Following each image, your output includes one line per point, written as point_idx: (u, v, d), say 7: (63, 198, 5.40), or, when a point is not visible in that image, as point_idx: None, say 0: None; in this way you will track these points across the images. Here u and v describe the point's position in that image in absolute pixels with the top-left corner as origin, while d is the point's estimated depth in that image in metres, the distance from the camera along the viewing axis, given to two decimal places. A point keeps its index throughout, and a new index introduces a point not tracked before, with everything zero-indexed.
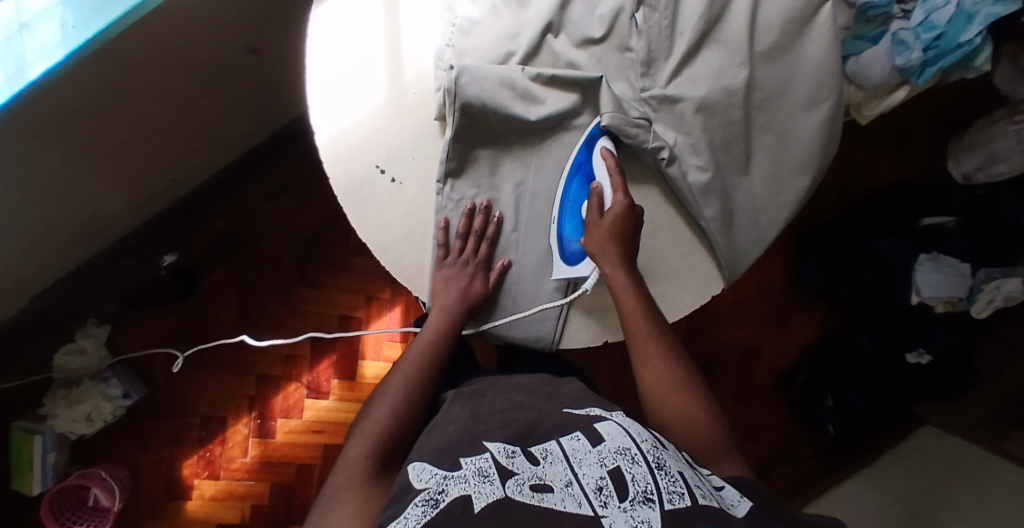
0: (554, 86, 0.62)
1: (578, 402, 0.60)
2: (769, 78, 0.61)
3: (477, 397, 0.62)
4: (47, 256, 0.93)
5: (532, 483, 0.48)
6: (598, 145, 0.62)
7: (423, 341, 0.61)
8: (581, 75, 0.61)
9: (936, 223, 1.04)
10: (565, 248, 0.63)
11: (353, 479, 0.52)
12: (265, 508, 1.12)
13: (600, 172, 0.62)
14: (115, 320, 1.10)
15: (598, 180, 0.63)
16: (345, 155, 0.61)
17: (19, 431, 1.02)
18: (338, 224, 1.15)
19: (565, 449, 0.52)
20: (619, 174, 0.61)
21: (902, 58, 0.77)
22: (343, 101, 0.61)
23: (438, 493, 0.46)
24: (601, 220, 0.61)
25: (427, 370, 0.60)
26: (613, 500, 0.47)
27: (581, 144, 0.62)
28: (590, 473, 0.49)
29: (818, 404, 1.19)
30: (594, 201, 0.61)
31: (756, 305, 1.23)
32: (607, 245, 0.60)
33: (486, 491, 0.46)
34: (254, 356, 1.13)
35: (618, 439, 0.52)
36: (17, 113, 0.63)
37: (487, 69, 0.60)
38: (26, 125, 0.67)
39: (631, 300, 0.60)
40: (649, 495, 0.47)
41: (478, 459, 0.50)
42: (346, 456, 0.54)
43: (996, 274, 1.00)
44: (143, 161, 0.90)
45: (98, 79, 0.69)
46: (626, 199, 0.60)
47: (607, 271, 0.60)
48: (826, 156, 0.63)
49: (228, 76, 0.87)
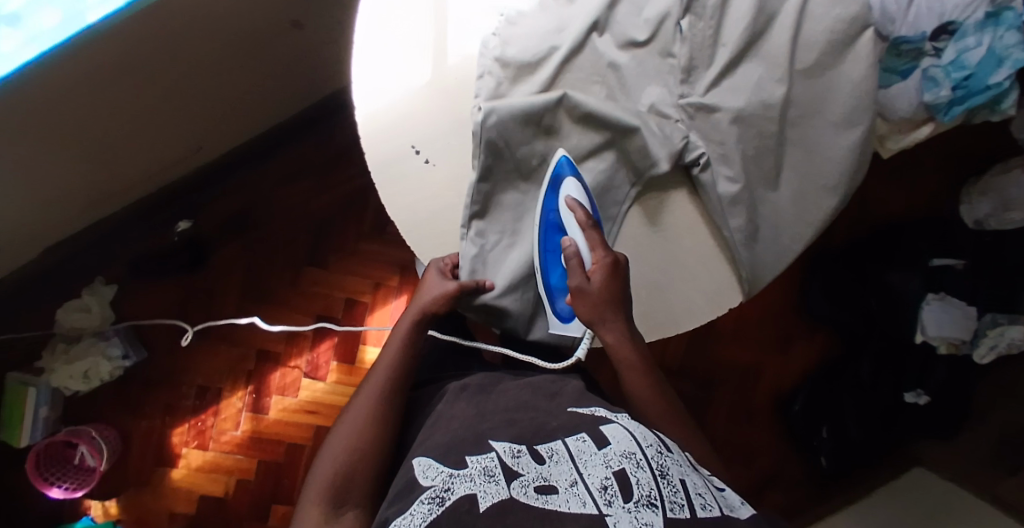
0: (587, 123, 0.62)
1: (582, 401, 0.60)
2: (805, 95, 0.63)
3: (485, 395, 0.61)
4: (66, 210, 0.93)
5: (537, 484, 0.48)
6: (564, 191, 0.61)
7: (382, 374, 0.60)
8: (614, 115, 0.62)
9: (944, 264, 1.06)
10: (557, 307, 0.63)
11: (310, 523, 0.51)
12: (252, 484, 1.12)
13: (571, 225, 0.61)
14: (123, 281, 1.10)
15: (570, 232, 0.61)
16: (383, 132, 0.62)
17: (14, 383, 1.02)
18: (354, 206, 1.15)
19: (570, 449, 0.52)
20: (593, 229, 0.60)
21: (931, 95, 0.78)
22: (386, 77, 0.61)
23: (444, 490, 0.47)
24: (588, 283, 0.59)
25: (389, 396, 0.59)
26: (618, 500, 0.47)
27: (547, 190, 0.61)
28: (596, 473, 0.49)
29: (813, 434, 1.18)
30: (575, 260, 0.59)
31: (759, 329, 1.24)
32: (602, 312, 0.59)
33: (492, 490, 0.47)
34: (256, 330, 1.13)
35: (624, 443, 0.52)
36: (67, 61, 0.64)
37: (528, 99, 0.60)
38: (69, 73, 0.67)
39: (631, 367, 0.59)
40: (653, 500, 0.47)
41: (484, 458, 0.50)
42: (306, 497, 0.53)
43: (1001, 320, 1.02)
44: (172, 127, 0.90)
45: (143, 36, 0.70)
46: (608, 256, 0.59)
47: (610, 338, 0.59)
48: (856, 176, 0.64)
49: (267, 50, 0.88)
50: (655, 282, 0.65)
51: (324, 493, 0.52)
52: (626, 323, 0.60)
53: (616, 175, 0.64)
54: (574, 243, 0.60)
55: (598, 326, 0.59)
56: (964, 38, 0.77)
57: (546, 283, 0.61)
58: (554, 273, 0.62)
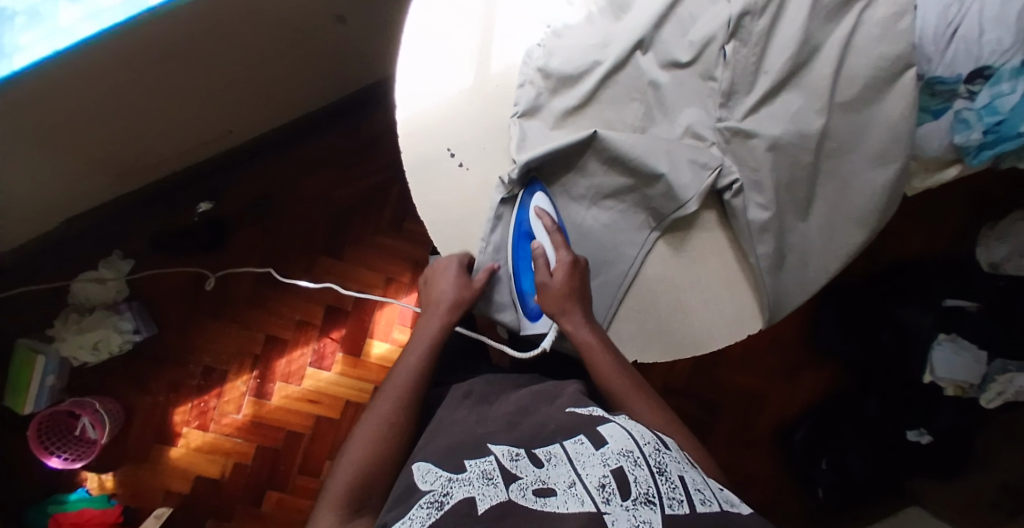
0: (614, 167, 0.63)
1: (579, 402, 0.59)
2: (843, 129, 0.63)
3: (484, 403, 0.62)
4: (91, 181, 0.94)
5: (535, 487, 0.47)
6: (535, 203, 0.62)
7: (400, 380, 0.59)
8: (641, 152, 0.61)
9: (958, 305, 1.07)
10: (529, 307, 0.64)
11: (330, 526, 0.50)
12: (248, 468, 1.12)
13: (538, 231, 0.62)
14: (139, 256, 1.10)
15: (538, 239, 0.62)
16: (422, 132, 0.62)
17: (23, 349, 1.03)
18: (373, 200, 1.15)
19: (568, 452, 0.51)
20: (558, 232, 0.62)
21: (962, 136, 0.79)
22: (430, 80, 0.62)
23: (443, 495, 0.47)
24: (551, 280, 0.61)
25: (408, 402, 0.58)
26: (615, 499, 0.46)
27: (519, 206, 0.62)
28: (593, 472, 0.48)
29: (812, 464, 1.18)
30: (540, 261, 0.61)
31: (766, 356, 1.24)
32: (564, 303, 0.61)
33: (490, 493, 0.46)
34: (265, 315, 1.13)
35: (621, 441, 0.51)
36: (123, 34, 0.65)
37: (563, 137, 0.62)
38: (115, 49, 0.68)
39: (597, 354, 0.60)
40: (651, 497, 0.46)
41: (482, 461, 0.50)
42: (324, 501, 0.52)
43: (1011, 366, 1.03)
44: (205, 109, 0.91)
45: (194, 19, 0.71)
46: (570, 255, 0.61)
47: (570, 329, 0.61)
48: (886, 212, 0.65)
49: (311, 41, 0.88)
50: (676, 304, 0.65)
51: (343, 497, 0.52)
52: (587, 317, 0.61)
53: (634, 217, 0.65)
54: (542, 247, 0.62)
55: (560, 318, 0.61)
56: (999, 84, 0.77)
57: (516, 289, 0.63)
58: (525, 279, 0.63)
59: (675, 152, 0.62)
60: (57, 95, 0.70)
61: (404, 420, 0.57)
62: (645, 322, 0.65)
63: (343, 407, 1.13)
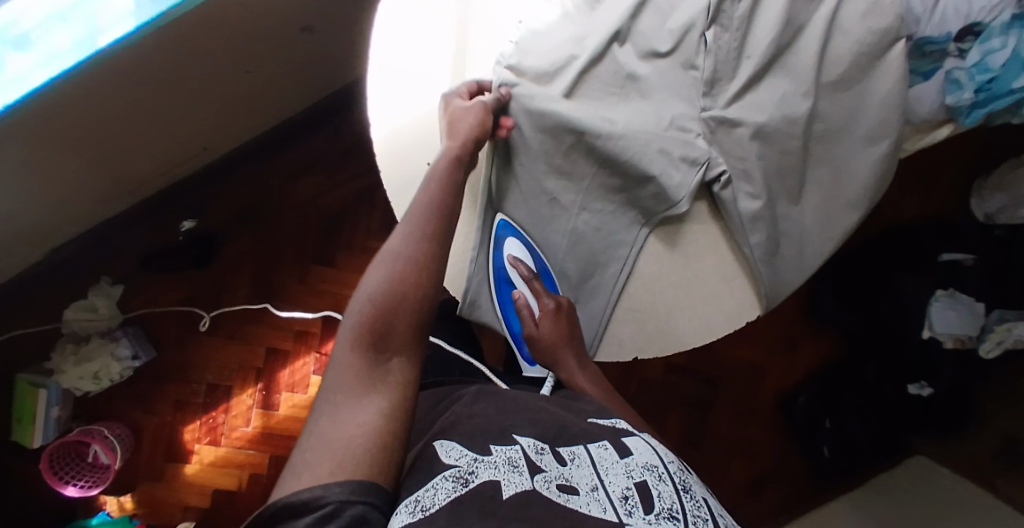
0: (602, 167, 0.61)
1: (601, 413, 0.59)
2: (832, 110, 0.61)
3: (501, 396, 0.59)
4: (69, 211, 0.92)
5: (558, 482, 0.45)
6: (507, 250, 0.63)
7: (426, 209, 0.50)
8: (630, 153, 0.60)
9: (955, 260, 1.06)
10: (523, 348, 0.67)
11: (347, 375, 0.43)
12: (264, 478, 1.12)
13: (516, 280, 0.64)
14: (128, 280, 1.08)
15: (518, 286, 0.64)
16: (400, 149, 0.60)
17: (23, 382, 1.03)
18: (361, 204, 1.13)
19: (592, 455, 0.50)
20: (536, 281, 0.64)
21: (953, 97, 0.76)
22: (403, 93, 0.60)
23: (468, 473, 0.44)
24: (538, 331, 0.64)
25: (431, 239, 0.48)
26: (638, 512, 0.44)
27: (495, 252, 0.62)
28: (617, 482, 0.46)
29: (816, 426, 1.20)
30: (525, 312, 0.64)
31: (766, 324, 1.24)
32: (557, 351, 0.64)
33: (515, 480, 0.43)
34: (264, 328, 1.12)
35: (645, 455, 0.51)
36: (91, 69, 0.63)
37: (552, 126, 0.59)
38: (71, 91, 0.66)
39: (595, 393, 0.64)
40: (674, 513, 0.44)
41: (508, 449, 0.48)
42: (339, 346, 0.44)
43: (1008, 316, 1.03)
44: (175, 131, 0.88)
45: (157, 46, 0.68)
46: (552, 303, 0.64)
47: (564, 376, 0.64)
48: (880, 192, 0.63)
49: (282, 51, 0.85)
50: (674, 300, 0.64)
51: (361, 342, 0.44)
52: (580, 358, 0.64)
53: (623, 216, 0.64)
54: (523, 295, 0.64)
55: (556, 366, 0.65)
56: (990, 40, 0.75)
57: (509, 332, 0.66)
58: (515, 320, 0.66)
59: (662, 146, 0.60)
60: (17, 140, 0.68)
61: (435, 258, 0.48)
62: (642, 322, 0.65)
63: None
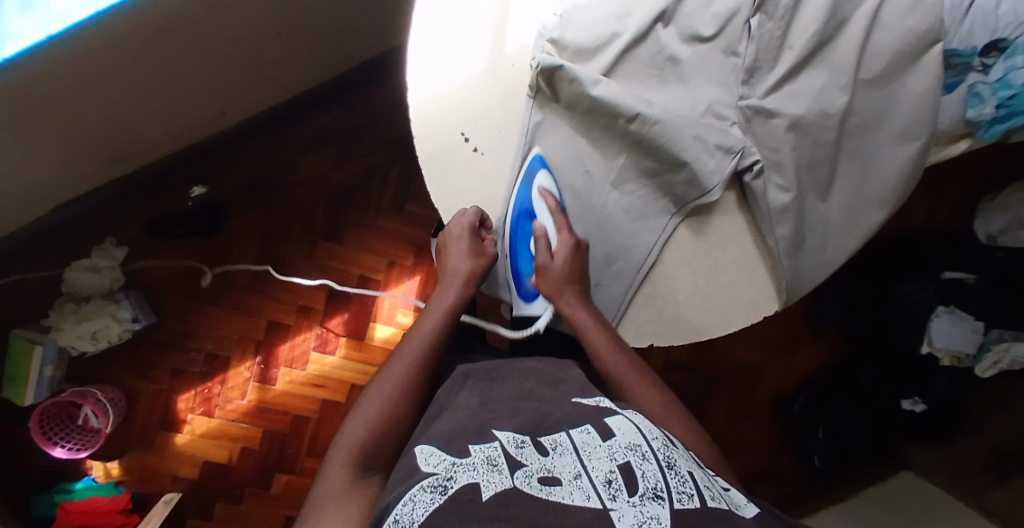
0: (637, 151, 0.62)
1: (587, 390, 0.57)
2: (866, 107, 0.62)
3: (487, 383, 0.58)
4: (81, 167, 0.90)
5: (541, 475, 0.46)
6: (537, 181, 0.61)
7: (419, 342, 0.58)
8: (667, 141, 0.60)
9: (958, 278, 1.07)
10: (523, 285, 0.64)
11: (336, 486, 0.49)
12: (256, 452, 1.11)
13: (541, 212, 0.62)
14: (134, 242, 1.07)
15: (541, 218, 0.62)
16: (436, 117, 0.60)
17: (19, 339, 1.00)
18: (374, 181, 1.12)
19: (574, 441, 0.49)
20: (562, 213, 0.62)
21: (974, 111, 0.76)
22: (445, 60, 0.60)
23: (446, 479, 0.45)
24: (551, 262, 0.61)
25: (418, 379, 0.57)
26: (622, 495, 0.44)
27: (521, 180, 0.61)
28: (600, 466, 0.46)
29: (809, 434, 1.21)
30: (542, 243, 0.61)
31: (767, 330, 1.24)
32: (562, 286, 0.61)
33: (495, 480, 0.44)
34: (265, 300, 1.11)
35: (629, 435, 0.50)
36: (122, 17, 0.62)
37: (597, 105, 0.59)
38: (86, 46, 0.65)
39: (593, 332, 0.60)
40: (659, 492, 0.45)
41: (487, 447, 0.48)
42: (332, 461, 0.51)
43: (1007, 336, 1.03)
44: (196, 92, 0.87)
45: (194, 0, 0.68)
46: (572, 239, 0.62)
47: (567, 310, 0.61)
48: (907, 191, 0.64)
49: (311, 18, 0.85)
50: (697, 288, 0.65)
51: (351, 460, 0.51)
52: (585, 300, 0.62)
53: (655, 203, 0.64)
54: (543, 227, 0.62)
55: (557, 301, 0.61)
56: (1014, 56, 0.75)
57: (514, 269, 0.63)
58: (523, 259, 0.64)
59: (697, 133, 0.60)
60: (27, 91, 0.67)
61: (418, 389, 0.56)
62: (663, 308, 0.65)
63: (349, 391, 1.13)
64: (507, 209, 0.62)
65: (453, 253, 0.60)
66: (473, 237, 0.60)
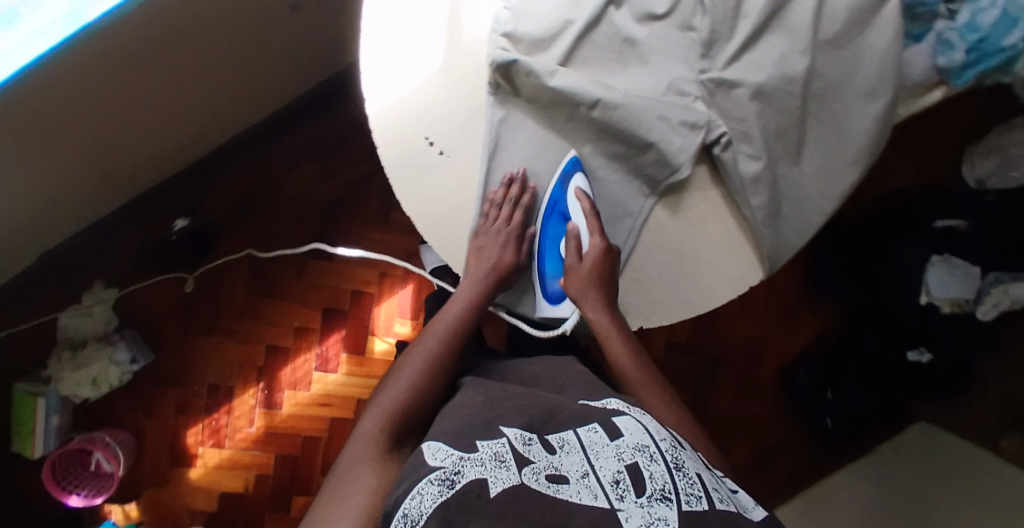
0: (606, 137, 0.61)
1: (594, 393, 0.59)
2: (828, 68, 0.62)
3: (492, 385, 0.59)
4: (57, 212, 0.90)
5: (548, 473, 0.46)
6: (574, 183, 0.62)
7: (450, 320, 0.62)
8: (632, 127, 0.59)
9: (949, 225, 1.06)
10: (547, 287, 0.65)
11: (367, 450, 0.53)
12: (270, 479, 1.11)
13: (574, 213, 0.63)
14: (123, 282, 1.07)
15: (573, 220, 0.63)
16: (398, 125, 0.60)
17: (21, 393, 1.01)
18: (356, 195, 1.12)
19: (582, 440, 0.50)
20: (595, 217, 0.62)
21: (945, 58, 0.73)
22: (401, 67, 0.59)
23: (454, 473, 0.44)
24: (580, 264, 0.62)
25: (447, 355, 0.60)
26: (630, 495, 0.45)
27: (557, 181, 0.61)
28: (608, 466, 0.47)
29: (818, 397, 1.21)
30: (572, 243, 0.62)
31: (766, 299, 1.24)
32: (587, 290, 0.61)
33: (503, 476, 0.44)
34: (262, 325, 1.11)
35: (637, 436, 0.50)
36: (67, 56, 0.61)
37: (559, 96, 0.59)
38: (35, 89, 0.64)
39: (614, 340, 0.61)
40: (667, 493, 0.45)
41: (495, 443, 0.48)
42: (365, 425, 0.55)
43: (1005, 278, 1.05)
44: (161, 124, 0.87)
45: (142, 30, 0.67)
46: (603, 242, 0.61)
47: (589, 314, 0.61)
48: (879, 148, 0.64)
49: (267, 36, 0.84)
50: (680, 268, 0.64)
51: (384, 428, 0.54)
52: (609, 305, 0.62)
53: (629, 186, 0.64)
54: (576, 228, 0.63)
55: (581, 303, 0.62)
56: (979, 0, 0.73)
57: (540, 268, 0.65)
58: (552, 260, 0.65)
59: (661, 113, 0.60)
60: None
61: (444, 366, 0.60)
62: (648, 290, 0.65)
63: (355, 408, 1.12)
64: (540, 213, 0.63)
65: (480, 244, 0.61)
66: (510, 244, 0.61)
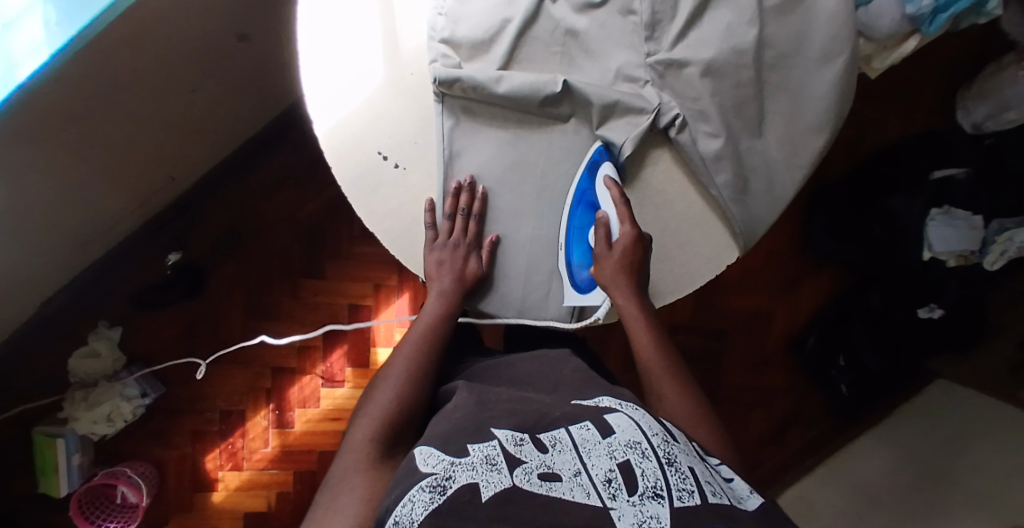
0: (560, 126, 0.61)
1: (583, 390, 0.58)
2: (780, 35, 0.60)
3: (484, 387, 0.57)
4: (50, 261, 0.92)
5: (541, 471, 0.45)
6: (602, 172, 0.61)
7: (425, 324, 0.61)
8: None
9: (947, 175, 1.00)
10: (575, 275, 0.62)
11: (361, 461, 0.51)
12: (290, 496, 1.13)
13: (605, 201, 0.61)
14: (126, 320, 1.09)
15: (603, 209, 0.61)
16: (348, 142, 0.60)
17: (40, 436, 1.04)
18: (341, 211, 1.13)
19: (574, 438, 0.49)
20: (626, 205, 0.60)
21: (913, 5, 0.68)
22: (344, 85, 0.59)
23: (445, 479, 0.43)
24: (609, 253, 0.60)
25: (425, 359, 0.59)
26: (622, 493, 0.44)
27: (582, 172, 0.61)
28: (599, 464, 0.46)
29: (830, 365, 1.20)
30: (602, 232, 0.60)
31: (767, 270, 1.21)
32: (617, 277, 0.59)
33: (494, 479, 0.43)
34: (265, 349, 1.13)
35: (628, 432, 0.49)
36: (20, 112, 0.62)
37: (504, 95, 0.58)
38: None
39: (639, 325, 0.59)
40: (658, 490, 0.44)
41: (486, 446, 0.46)
42: (355, 439, 0.53)
43: (1008, 225, 0.97)
44: (134, 163, 0.89)
45: (90, 77, 0.68)
46: (634, 230, 0.60)
47: (619, 301, 0.60)
48: (844, 110, 0.62)
49: (222, 64, 0.85)
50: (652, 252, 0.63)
51: (375, 437, 0.53)
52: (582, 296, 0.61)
53: None
54: (605, 217, 0.61)
55: (613, 289, 0.60)
56: None
57: (567, 255, 0.61)
58: (576, 247, 0.62)
59: (607, 98, 0.59)
60: None
61: (426, 370, 0.58)
62: None
63: None
64: (496, 215, 0.62)
65: (437, 249, 0.60)
66: (462, 259, 0.60)
